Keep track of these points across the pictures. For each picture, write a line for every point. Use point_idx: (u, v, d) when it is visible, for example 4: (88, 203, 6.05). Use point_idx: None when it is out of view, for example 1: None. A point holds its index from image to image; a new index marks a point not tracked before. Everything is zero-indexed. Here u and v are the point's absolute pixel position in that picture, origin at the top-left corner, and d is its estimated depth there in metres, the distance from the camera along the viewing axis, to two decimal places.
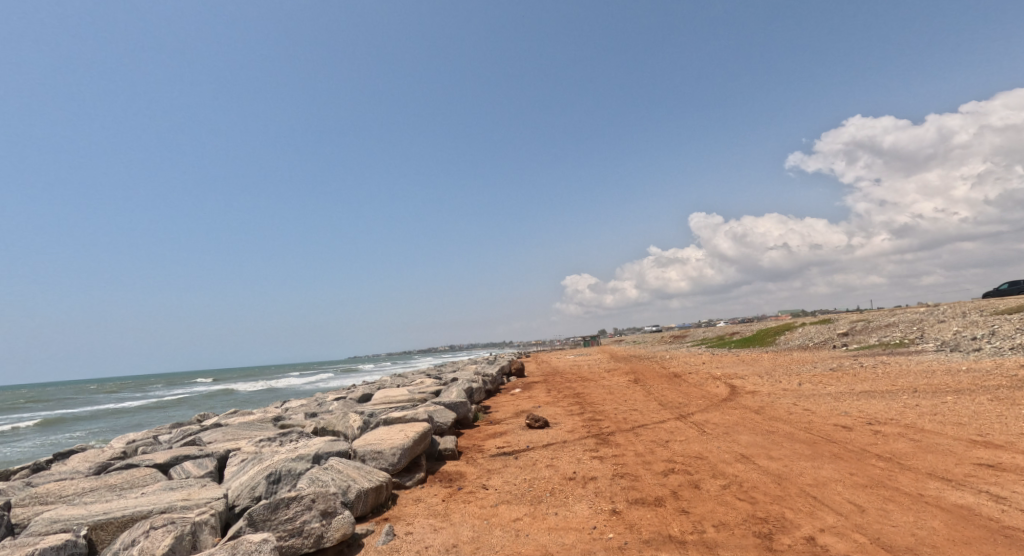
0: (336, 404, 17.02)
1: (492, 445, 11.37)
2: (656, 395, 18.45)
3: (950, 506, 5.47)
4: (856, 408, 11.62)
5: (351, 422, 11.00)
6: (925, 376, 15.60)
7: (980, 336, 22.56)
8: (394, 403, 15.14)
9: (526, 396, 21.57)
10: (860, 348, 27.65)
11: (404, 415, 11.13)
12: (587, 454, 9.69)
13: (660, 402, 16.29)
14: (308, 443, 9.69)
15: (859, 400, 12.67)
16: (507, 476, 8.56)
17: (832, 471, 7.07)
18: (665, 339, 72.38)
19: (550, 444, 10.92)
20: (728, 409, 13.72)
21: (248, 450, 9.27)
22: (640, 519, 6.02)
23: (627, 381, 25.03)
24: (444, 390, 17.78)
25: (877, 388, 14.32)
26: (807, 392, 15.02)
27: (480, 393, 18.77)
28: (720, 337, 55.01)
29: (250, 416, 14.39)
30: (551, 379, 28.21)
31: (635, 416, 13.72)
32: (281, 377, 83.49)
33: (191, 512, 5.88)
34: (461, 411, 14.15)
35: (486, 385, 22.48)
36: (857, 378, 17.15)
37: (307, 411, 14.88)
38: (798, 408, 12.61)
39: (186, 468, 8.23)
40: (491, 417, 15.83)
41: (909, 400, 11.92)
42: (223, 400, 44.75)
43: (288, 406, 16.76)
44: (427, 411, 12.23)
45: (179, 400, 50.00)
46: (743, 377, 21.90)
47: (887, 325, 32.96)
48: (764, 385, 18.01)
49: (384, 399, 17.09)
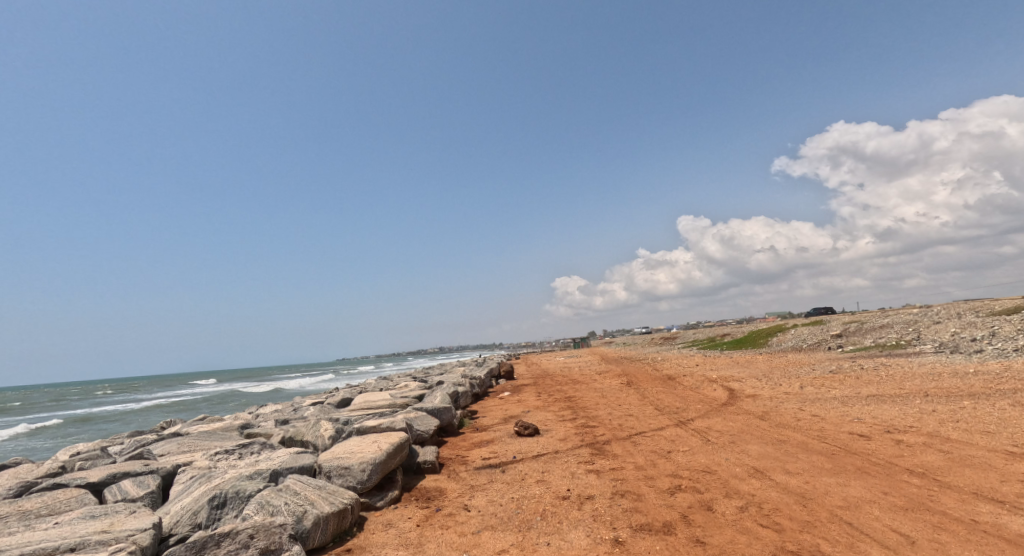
0: (312, 409, 15.90)
1: (477, 456, 10.40)
2: (650, 399, 17.60)
3: (1015, 537, 4.63)
4: (868, 414, 10.84)
5: (323, 431, 9.96)
6: (933, 379, 14.92)
7: (981, 337, 22.01)
8: (373, 409, 14.10)
9: (515, 400, 20.63)
10: (855, 349, 27.10)
11: (381, 423, 10.12)
12: (582, 467, 8.75)
13: (657, 406, 15.45)
14: (272, 456, 8.68)
15: (871, 405, 11.87)
16: (492, 495, 7.59)
17: (862, 489, 6.20)
18: (655, 340, 71.85)
19: (541, 455, 9.98)
20: (730, 414, 12.88)
21: (200, 465, 8.20)
22: (649, 552, 5.08)
23: (620, 384, 24.24)
24: (429, 394, 16.77)
25: (885, 392, 13.58)
26: (811, 397, 14.23)
27: (466, 398, 17.79)
28: (711, 338, 54.43)
29: (215, 423, 13.26)
30: (541, 383, 27.19)
31: (632, 422, 12.84)
32: (266, 380, 81.68)
33: (106, 549, 4.86)
34: (445, 417, 13.18)
35: (474, 388, 21.49)
36: (861, 381, 16.44)
37: (279, 418, 13.77)
38: (805, 413, 11.80)
39: (123, 489, 7.16)
40: (478, 423, 14.87)
41: (923, 405, 11.15)
42: (202, 404, 43.16)
43: (260, 412, 15.62)
44: (407, 419, 11.23)
45: (156, 404, 48.16)
46: (740, 380, 21.09)
47: (880, 326, 32.50)
48: (764, 389, 17.28)
49: (364, 403, 16.05)
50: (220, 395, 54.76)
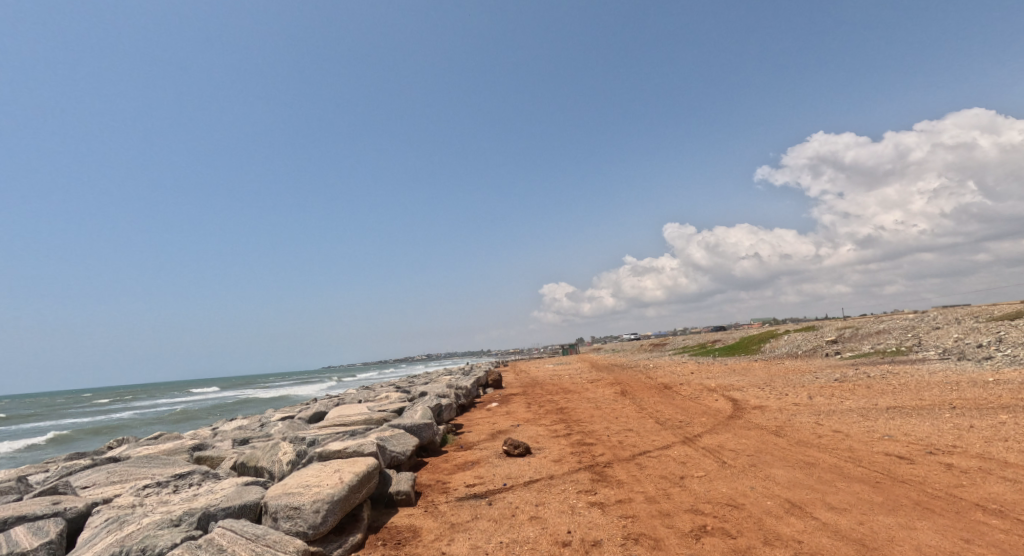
0: (279, 425, 14.41)
1: (460, 483, 9.05)
2: (649, 410, 16.42)
3: None
4: (898, 431, 9.74)
5: (281, 457, 8.59)
6: (952, 389, 13.92)
7: (987, 343, 21.24)
8: (346, 426, 12.71)
9: (503, 412, 19.30)
10: (855, 356, 26.27)
11: (348, 444, 8.73)
12: (583, 499, 7.45)
13: (657, 419, 14.26)
14: (216, 490, 7.24)
15: (896, 420, 10.77)
16: (476, 538, 6.26)
17: (935, 535, 5.01)
18: (645, 347, 71.01)
19: (534, 482, 8.66)
20: (740, 429, 11.73)
21: (123, 503, 6.75)
22: None
23: (613, 393, 23.10)
24: (409, 407, 15.41)
25: (905, 404, 12.54)
26: (823, 408, 13.17)
27: (450, 411, 16.39)
28: (701, 345, 53.64)
29: (164, 444, 11.71)
30: (530, 392, 25.82)
31: (632, 439, 11.62)
32: (247, 389, 79.24)
33: None
34: (425, 435, 11.86)
35: (459, 399, 20.11)
36: (873, 390, 15.47)
37: (238, 437, 12.28)
38: (824, 429, 10.68)
39: (12, 539, 5.67)
40: (463, 440, 13.53)
41: (956, 420, 10.07)
42: (176, 416, 41.07)
43: (220, 429, 14.08)
44: (380, 440, 9.88)
45: (127, 416, 45.81)
46: (741, 388, 20.07)
47: (877, 332, 31.80)
48: (769, 399, 16.22)
49: (338, 418, 14.59)
50: (197, 404, 52.63)
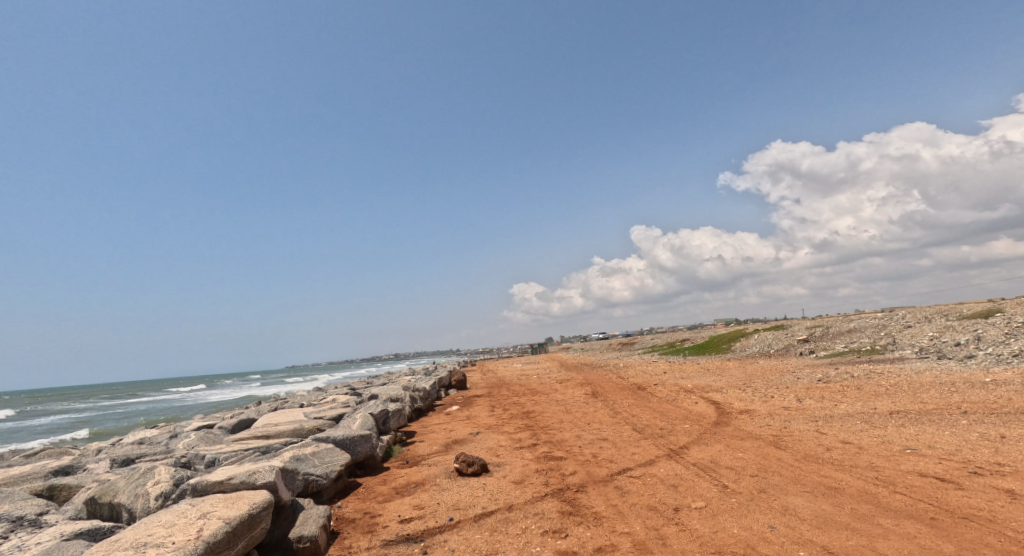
0: (189, 439, 11.99)
1: (393, 518, 7.05)
2: (625, 415, 14.70)
3: None
4: (918, 441, 8.29)
5: (149, 489, 6.48)
6: (953, 391, 12.68)
7: (966, 342, 20.53)
8: (265, 440, 10.47)
9: (463, 418, 17.29)
10: (830, 355, 25.36)
11: (240, 470, 6.63)
12: (550, 545, 5.55)
13: (635, 427, 12.57)
14: (23, 547, 5.02)
15: (909, 427, 9.30)
16: None
17: None
18: (613, 346, 69.90)
19: (488, 516, 6.74)
20: (731, 440, 10.12)
21: None
22: None
23: (584, 394, 21.43)
24: (350, 414, 13.21)
25: (910, 407, 11.18)
26: (819, 414, 11.71)
27: (399, 418, 14.28)
28: (669, 344, 52.73)
29: (18, 468, 9.17)
30: (495, 394, 23.89)
31: (607, 453, 9.86)
32: (197, 390, 74.39)
33: None
34: (361, 450, 9.78)
35: (414, 403, 17.94)
36: (866, 392, 14.19)
37: (124, 455, 9.87)
38: (830, 440, 9.13)
39: None
40: (411, 453, 11.50)
41: (981, 429, 8.63)
42: (95, 421, 36.66)
43: (112, 447, 11.55)
44: (293, 459, 7.80)
45: (46, 421, 41.00)
46: (719, 389, 18.71)
47: (849, 330, 31.21)
48: (753, 402, 14.78)
49: (262, 429, 12.26)
50: (130, 407, 48.05)
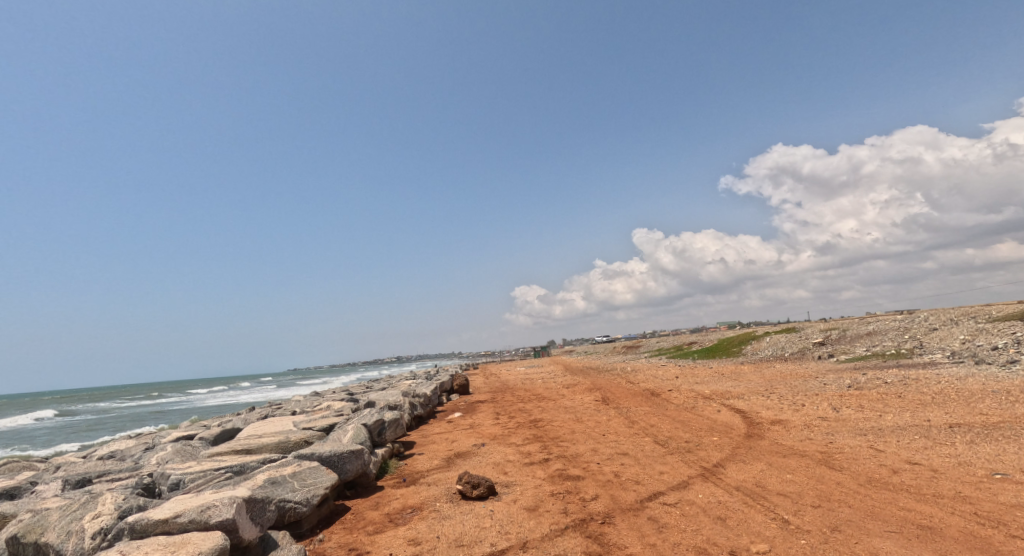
0: (162, 453, 10.77)
1: None
2: (643, 425, 13.44)
3: None
4: (1005, 463, 7.00)
5: (85, 526, 5.28)
6: (1013, 401, 11.35)
7: (1004, 345, 19.17)
8: (243, 457, 9.24)
9: (466, 426, 16.09)
10: (853, 359, 24.08)
11: (194, 501, 5.42)
12: None
13: (658, 439, 11.30)
14: None
15: (983, 445, 8.03)
16: None
17: None
18: (619, 349, 68.49)
19: None
20: (773, 457, 8.86)
21: None
22: None
23: (595, 401, 20.19)
24: (342, 425, 11.98)
25: (971, 420, 9.88)
26: (866, 426, 10.43)
27: (397, 428, 13.06)
28: (678, 347, 51.36)
29: None
30: (500, 400, 22.67)
31: (631, 471, 8.62)
32: (196, 393, 73.15)
33: None
34: (350, 469, 8.55)
35: (413, 410, 16.74)
36: (910, 401, 12.88)
37: (82, 474, 8.66)
38: (891, 459, 7.87)
39: None
40: (408, 470, 10.27)
41: None
42: (87, 426, 35.41)
43: (76, 463, 10.34)
44: (264, 483, 6.59)
45: (37, 426, 39.82)
46: (740, 395, 17.46)
47: (869, 333, 29.83)
48: (784, 411, 13.50)
49: (243, 441, 11.04)
50: (125, 411, 46.75)
